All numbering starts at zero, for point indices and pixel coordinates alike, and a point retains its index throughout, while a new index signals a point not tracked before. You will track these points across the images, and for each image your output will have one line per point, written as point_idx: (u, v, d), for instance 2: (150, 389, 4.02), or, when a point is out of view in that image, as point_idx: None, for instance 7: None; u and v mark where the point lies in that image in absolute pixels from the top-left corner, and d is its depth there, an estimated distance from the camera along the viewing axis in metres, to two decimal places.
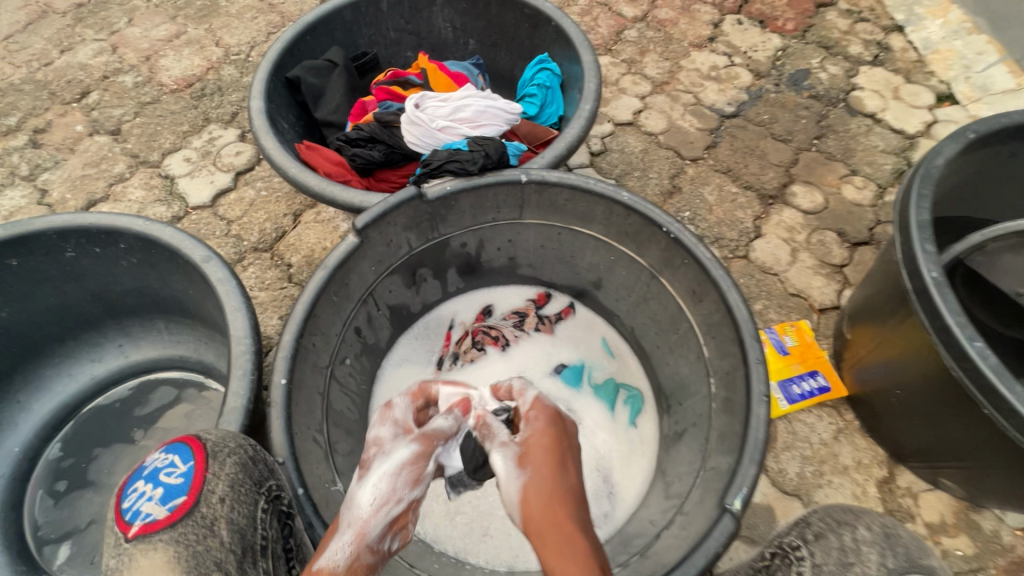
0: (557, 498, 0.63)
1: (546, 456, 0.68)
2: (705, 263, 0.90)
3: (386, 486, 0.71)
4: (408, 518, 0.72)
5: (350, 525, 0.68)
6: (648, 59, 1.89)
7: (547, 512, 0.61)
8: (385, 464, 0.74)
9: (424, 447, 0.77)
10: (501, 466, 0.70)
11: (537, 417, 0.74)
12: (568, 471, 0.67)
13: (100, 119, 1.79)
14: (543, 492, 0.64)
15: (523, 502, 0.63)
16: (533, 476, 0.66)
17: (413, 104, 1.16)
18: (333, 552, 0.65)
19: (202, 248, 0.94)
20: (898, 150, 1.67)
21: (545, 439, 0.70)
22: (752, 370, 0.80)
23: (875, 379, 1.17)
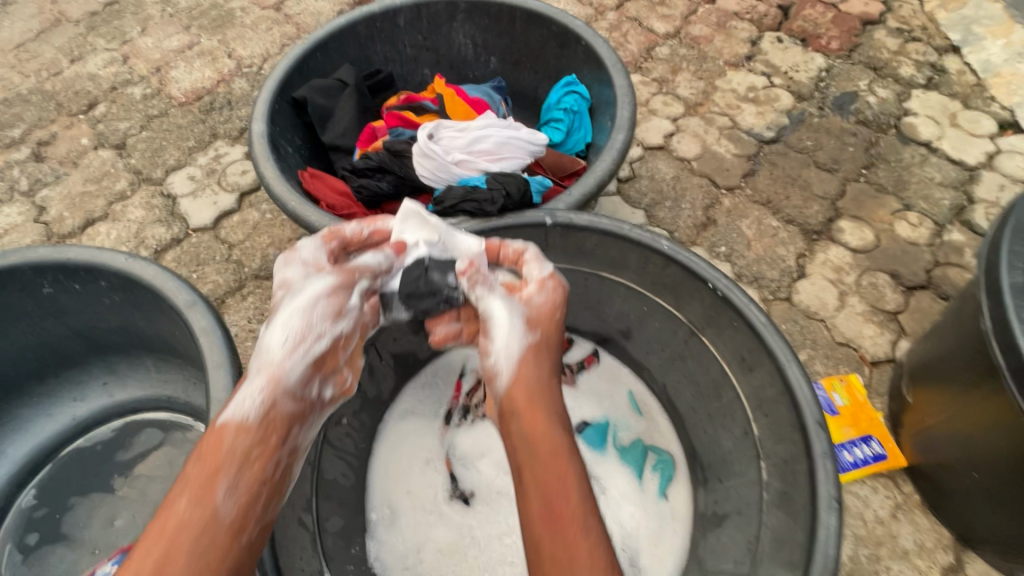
0: (543, 376, 0.75)
1: (548, 332, 0.77)
2: (758, 328, 0.77)
3: (300, 324, 0.71)
4: (334, 360, 0.74)
5: (261, 372, 0.68)
6: (680, 78, 1.77)
7: (534, 386, 0.73)
8: (297, 301, 0.73)
9: (340, 285, 0.76)
10: (506, 319, 0.76)
11: (554, 292, 0.79)
12: (551, 352, 0.77)
13: (105, 132, 1.72)
14: (534, 368, 0.74)
15: (521, 366, 0.74)
16: (530, 352, 0.75)
17: (427, 133, 1.04)
18: (246, 399, 0.67)
19: (187, 291, 0.85)
20: (957, 184, 1.52)
21: (547, 318, 0.77)
22: (818, 466, 0.67)
23: (941, 453, 1.02)
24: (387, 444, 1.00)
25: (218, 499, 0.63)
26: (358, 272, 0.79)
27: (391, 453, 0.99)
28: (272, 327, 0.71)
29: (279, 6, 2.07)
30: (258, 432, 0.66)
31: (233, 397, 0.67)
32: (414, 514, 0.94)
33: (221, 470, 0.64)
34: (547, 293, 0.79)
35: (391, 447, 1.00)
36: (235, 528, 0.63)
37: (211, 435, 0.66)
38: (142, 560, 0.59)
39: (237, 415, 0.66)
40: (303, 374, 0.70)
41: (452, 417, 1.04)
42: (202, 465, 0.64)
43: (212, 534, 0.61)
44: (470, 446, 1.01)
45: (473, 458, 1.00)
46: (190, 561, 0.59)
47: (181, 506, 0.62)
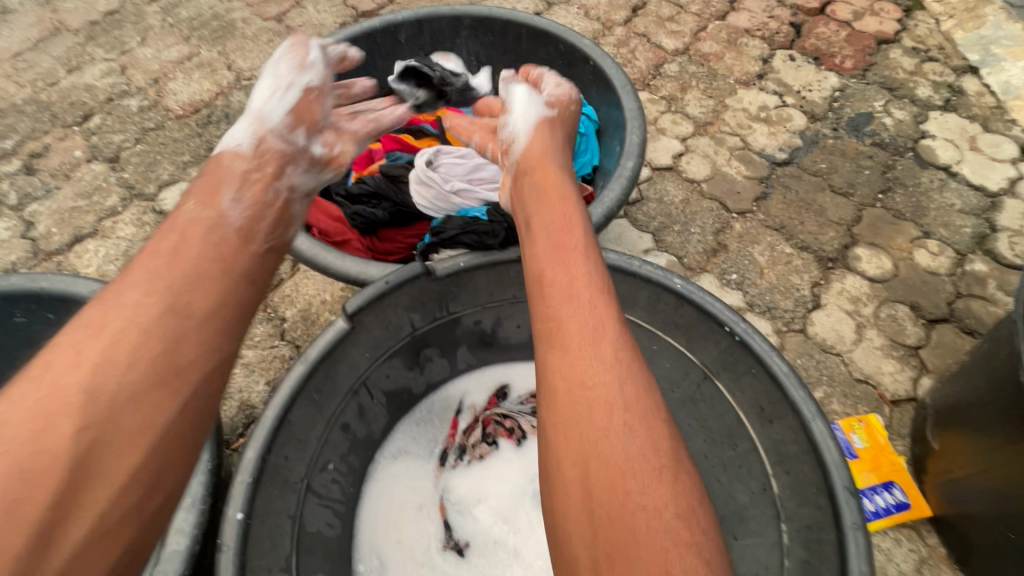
0: (557, 143, 0.88)
1: (561, 120, 0.92)
2: (780, 379, 0.71)
3: (275, 90, 0.93)
4: (311, 117, 0.94)
5: (250, 116, 0.88)
6: (690, 96, 1.72)
7: (547, 145, 0.85)
8: (270, 79, 0.94)
9: (297, 63, 0.97)
10: (523, 99, 0.94)
11: (568, 88, 0.97)
12: (561, 129, 0.91)
13: (100, 145, 1.68)
14: (549, 136, 0.87)
15: (533, 134, 0.87)
16: (546, 124, 0.89)
17: (426, 160, 1.02)
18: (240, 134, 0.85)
19: None
20: (978, 211, 1.46)
21: (560, 105, 0.93)
22: (849, 540, 0.61)
23: (973, 505, 0.95)
24: (378, 487, 0.93)
25: (222, 203, 0.75)
26: (312, 60, 0.99)
27: (381, 498, 0.93)
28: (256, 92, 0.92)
29: (281, 18, 2.04)
30: (252, 158, 0.83)
31: (228, 135, 0.86)
32: (404, 566, 0.88)
33: (224, 181, 0.78)
34: (559, 90, 0.95)
35: (382, 491, 0.93)
36: (238, 233, 0.74)
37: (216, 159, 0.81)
38: (157, 251, 0.67)
39: (231, 149, 0.83)
40: (283, 117, 0.90)
41: (447, 458, 0.98)
42: (208, 182, 0.77)
43: (219, 237, 0.71)
44: (467, 490, 0.95)
45: (469, 503, 0.94)
46: (196, 264, 0.67)
47: (192, 211, 0.72)
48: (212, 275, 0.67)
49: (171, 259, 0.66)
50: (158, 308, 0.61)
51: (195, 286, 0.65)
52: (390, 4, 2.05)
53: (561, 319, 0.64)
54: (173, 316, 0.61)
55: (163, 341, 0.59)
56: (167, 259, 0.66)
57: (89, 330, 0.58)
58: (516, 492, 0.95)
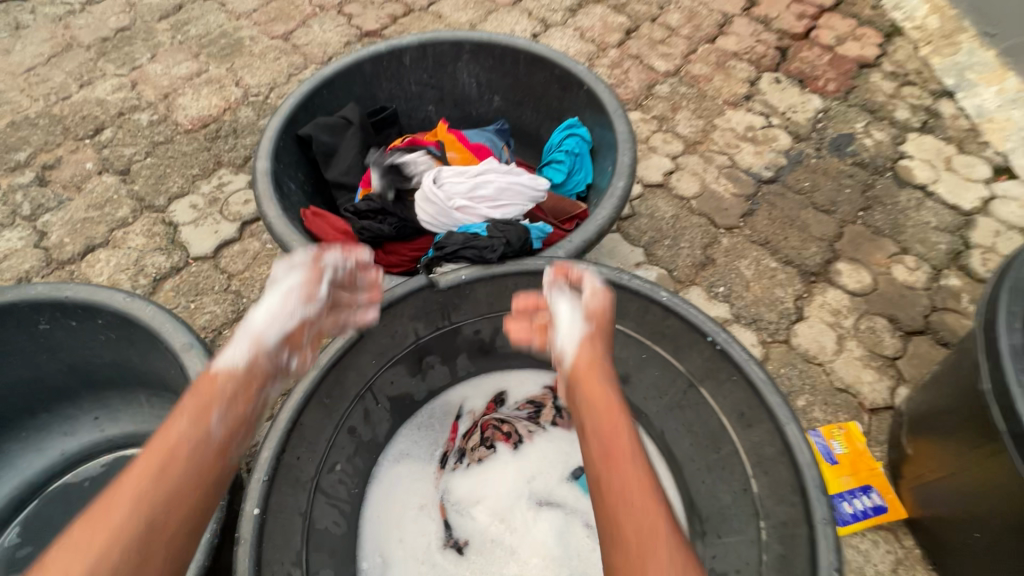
0: (604, 355, 0.77)
1: (602, 331, 0.79)
2: (757, 385, 0.77)
3: (279, 305, 0.80)
4: (300, 337, 0.82)
5: (245, 336, 0.77)
6: (680, 116, 1.80)
7: (592, 363, 0.75)
8: (277, 292, 0.82)
9: (313, 274, 0.84)
10: (566, 314, 0.80)
11: (604, 297, 0.81)
12: (606, 338, 0.80)
13: (110, 157, 1.74)
14: (594, 348, 0.77)
15: (580, 348, 0.77)
16: (589, 337, 0.78)
17: (430, 179, 1.06)
18: (230, 357, 0.75)
19: (184, 334, 0.85)
20: (953, 228, 1.54)
21: (604, 316, 0.80)
22: (819, 534, 0.66)
23: (943, 507, 1.00)
24: (382, 488, 0.98)
25: (209, 425, 0.69)
26: (326, 270, 0.85)
27: (384, 498, 0.98)
28: (258, 307, 0.80)
29: (288, 36, 2.11)
30: (243, 377, 0.74)
31: (221, 351, 0.76)
32: (407, 562, 0.93)
33: (211, 404, 0.70)
34: (599, 293, 0.81)
35: (385, 492, 0.98)
36: (221, 452, 0.69)
37: (206, 378, 0.73)
38: (137, 475, 0.63)
39: (225, 366, 0.74)
40: (277, 346, 0.79)
41: (447, 461, 1.03)
42: (195, 403, 0.70)
43: (204, 457, 0.67)
44: (466, 491, 1.00)
45: (468, 504, 0.99)
46: (180, 479, 0.64)
47: (180, 428, 0.67)
48: (189, 492, 0.64)
49: (157, 472, 0.63)
50: (140, 522, 0.60)
51: (175, 505, 0.63)
52: (393, 24, 2.12)
53: (621, 525, 0.60)
54: (146, 537, 0.59)
55: (139, 557, 0.58)
56: (149, 479, 0.62)
57: (73, 551, 0.57)
58: (512, 493, 1.00)
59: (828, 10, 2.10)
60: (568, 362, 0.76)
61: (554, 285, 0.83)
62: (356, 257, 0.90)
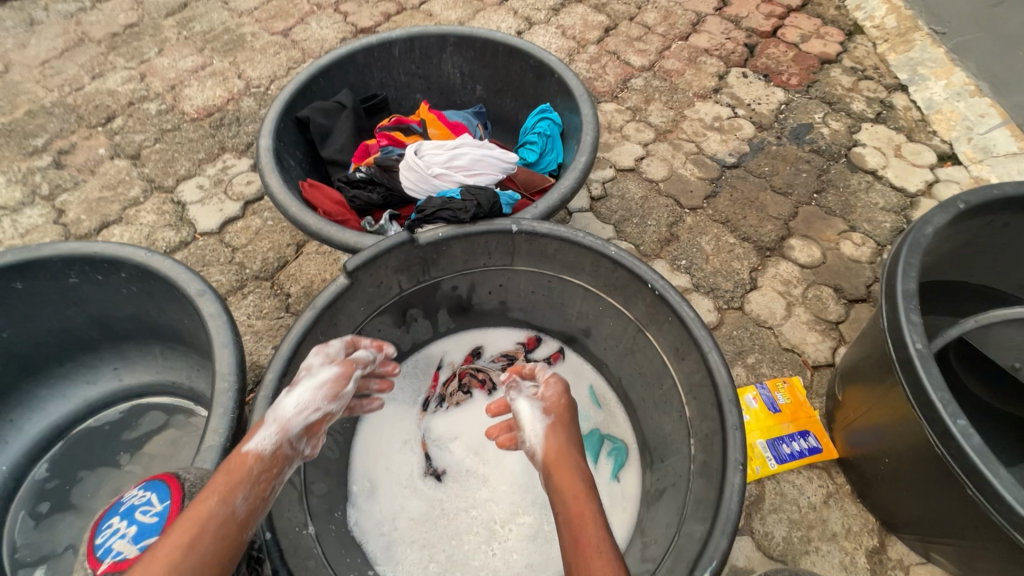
0: (570, 442, 0.85)
1: (564, 415, 0.88)
2: (688, 322, 0.89)
3: (310, 396, 0.80)
4: (319, 427, 0.82)
5: (274, 420, 0.76)
6: (653, 107, 1.94)
7: (560, 452, 0.83)
8: (310, 379, 0.83)
9: (345, 369, 0.86)
10: (527, 411, 0.88)
11: (558, 384, 0.92)
12: (573, 425, 0.88)
13: (122, 143, 1.87)
14: (559, 437, 0.84)
15: (546, 439, 0.84)
16: (552, 429, 0.85)
17: (413, 151, 1.19)
18: (259, 439, 0.74)
19: (198, 282, 0.98)
20: (898, 209, 1.68)
21: (563, 406, 0.88)
22: (729, 437, 0.79)
23: (866, 445, 1.13)
24: (370, 425, 1.12)
25: (236, 502, 0.68)
26: (354, 370, 0.88)
27: (372, 434, 1.11)
28: (290, 392, 0.80)
29: (287, 33, 2.24)
30: (269, 463, 0.73)
31: (247, 437, 0.74)
32: (391, 487, 1.05)
33: (239, 484, 0.69)
34: (555, 385, 0.91)
35: (373, 428, 1.11)
36: (244, 530, 0.68)
37: (234, 456, 0.72)
38: (169, 550, 0.62)
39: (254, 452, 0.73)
40: (301, 435, 0.78)
41: (429, 404, 1.16)
42: (223, 481, 0.69)
43: (230, 534, 0.66)
44: (444, 429, 1.14)
45: (446, 440, 1.12)
46: (207, 552, 0.63)
47: (208, 505, 0.66)
48: (216, 566, 0.64)
49: (190, 545, 0.62)
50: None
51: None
52: (386, 22, 2.26)
53: None
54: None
55: None
56: (179, 554, 0.62)
57: None
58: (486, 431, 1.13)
59: (794, 11, 2.25)
60: (538, 455, 0.84)
61: (511, 384, 0.94)
62: (372, 353, 0.94)
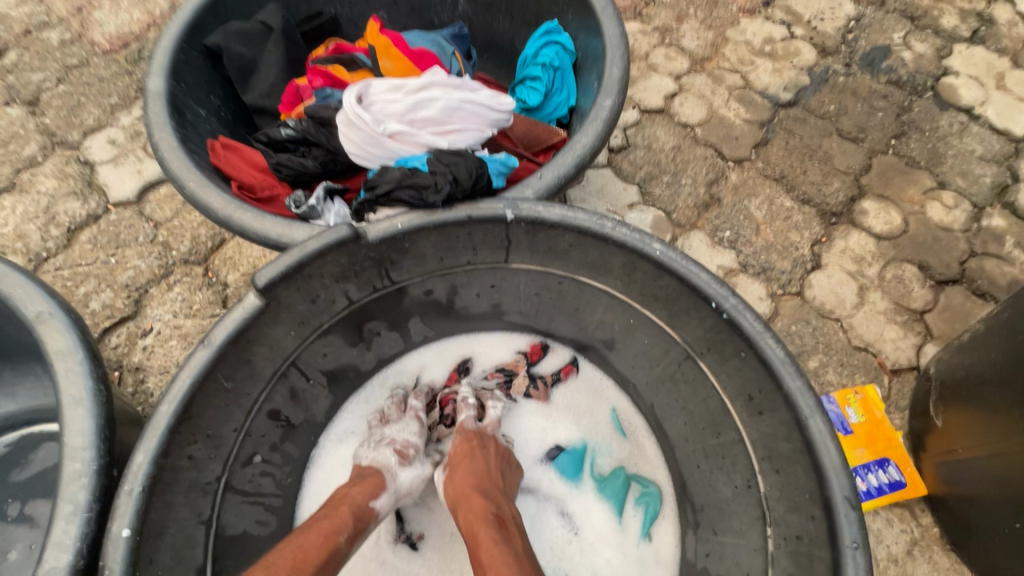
0: (465, 477, 0.74)
1: (461, 452, 0.79)
2: (775, 366, 0.59)
3: (417, 484, 0.79)
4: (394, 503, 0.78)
5: (393, 490, 0.75)
6: (686, 27, 1.52)
7: (458, 493, 0.73)
8: (422, 466, 0.80)
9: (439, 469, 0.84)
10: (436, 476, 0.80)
11: (463, 433, 0.83)
12: (475, 457, 0.77)
13: (16, 85, 1.48)
14: (454, 478, 0.75)
15: (445, 488, 0.75)
16: (451, 473, 0.76)
17: (356, 95, 0.83)
18: (383, 502, 0.72)
19: (42, 300, 0.67)
20: (1000, 158, 1.32)
21: (459, 446, 0.80)
22: (847, 559, 0.52)
23: (972, 489, 0.87)
24: (318, 477, 0.83)
25: (349, 543, 0.65)
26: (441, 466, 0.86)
27: (321, 488, 0.82)
28: (407, 467, 0.78)
29: None
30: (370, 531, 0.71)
31: (372, 500, 0.71)
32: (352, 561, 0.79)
33: (359, 530, 0.67)
34: (456, 436, 0.82)
35: (325, 481, 0.83)
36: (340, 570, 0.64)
37: (362, 505, 0.69)
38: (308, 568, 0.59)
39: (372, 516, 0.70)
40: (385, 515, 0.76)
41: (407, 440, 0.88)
42: (353, 522, 0.67)
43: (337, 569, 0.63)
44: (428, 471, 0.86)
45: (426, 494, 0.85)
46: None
47: (339, 543, 0.64)
48: None
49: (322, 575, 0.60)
50: None
51: None
52: None
53: None
54: None
55: None
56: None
57: None
58: None
59: None
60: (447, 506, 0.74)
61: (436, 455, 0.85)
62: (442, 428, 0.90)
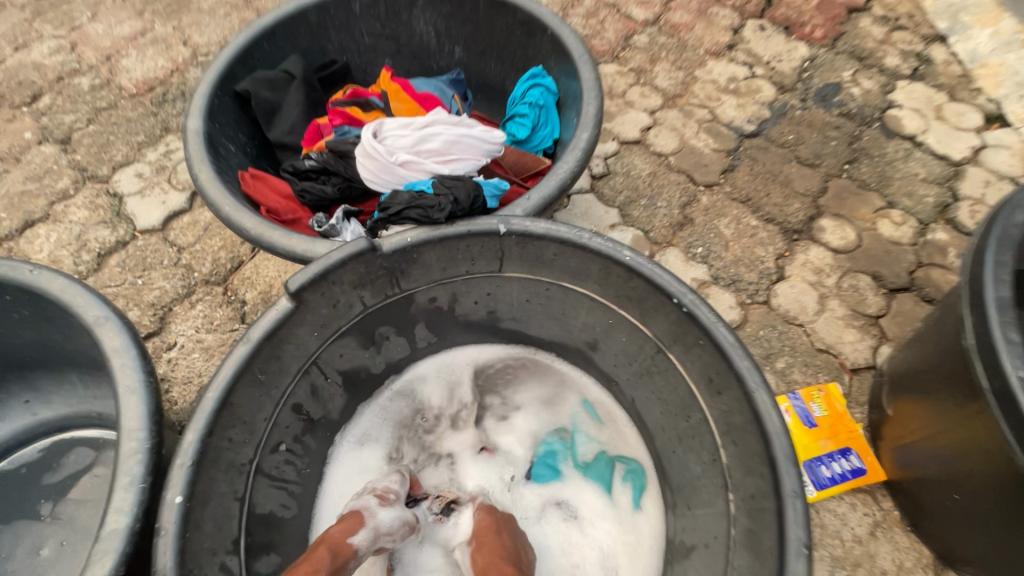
0: (494, 551, 0.78)
1: (486, 524, 0.83)
2: (725, 349, 0.70)
3: (399, 526, 0.82)
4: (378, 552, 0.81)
5: (372, 526, 0.78)
6: (659, 68, 1.69)
7: (487, 562, 0.77)
8: (400, 508, 0.84)
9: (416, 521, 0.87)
10: (462, 557, 0.83)
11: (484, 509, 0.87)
12: (502, 533, 0.82)
13: (50, 126, 1.62)
14: (483, 553, 0.79)
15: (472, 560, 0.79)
16: (476, 546, 0.80)
17: (371, 132, 0.97)
18: (361, 536, 0.76)
19: (99, 306, 0.78)
20: (942, 180, 1.47)
21: (486, 520, 0.84)
22: (787, 506, 0.61)
23: (922, 469, 0.96)
24: (336, 473, 0.94)
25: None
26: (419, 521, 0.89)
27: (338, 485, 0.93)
28: (387, 507, 0.82)
29: None
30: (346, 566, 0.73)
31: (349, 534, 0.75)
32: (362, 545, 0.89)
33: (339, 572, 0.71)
34: (479, 510, 0.87)
35: (343, 476, 0.93)
36: None
37: (338, 539, 0.74)
38: None
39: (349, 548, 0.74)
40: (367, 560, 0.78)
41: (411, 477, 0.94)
42: (330, 560, 0.71)
43: None
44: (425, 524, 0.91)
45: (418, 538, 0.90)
46: None
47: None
48: None
49: None
50: None
51: None
52: None
53: None
54: None
55: None
56: None
57: None
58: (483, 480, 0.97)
59: None
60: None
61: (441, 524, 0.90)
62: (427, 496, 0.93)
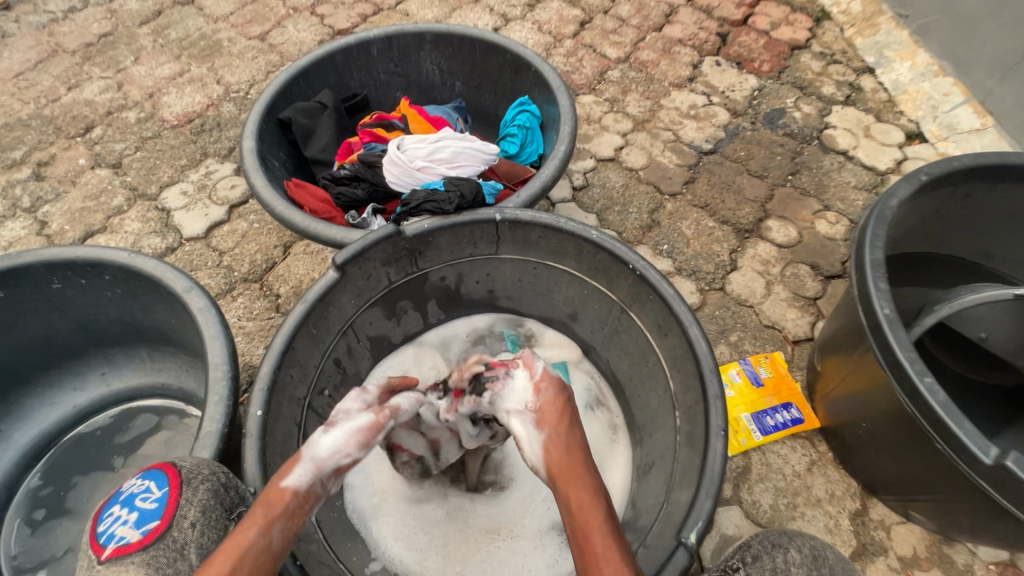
0: (571, 449, 0.76)
1: (558, 418, 0.79)
2: (669, 300, 0.93)
3: (347, 440, 0.79)
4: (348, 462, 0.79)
5: (310, 459, 0.75)
6: (630, 98, 1.98)
7: (566, 456, 0.75)
8: (345, 422, 0.81)
9: (378, 417, 0.83)
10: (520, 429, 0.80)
11: (548, 392, 0.82)
12: (572, 426, 0.79)
13: (102, 153, 1.87)
14: (558, 444, 0.77)
15: (545, 451, 0.77)
16: (552, 437, 0.77)
17: (395, 146, 1.23)
18: (296, 476, 0.74)
19: (183, 279, 0.99)
20: (869, 187, 1.73)
21: (557, 412, 0.80)
22: (712, 406, 0.83)
23: (842, 413, 1.17)
24: None
25: (273, 534, 0.68)
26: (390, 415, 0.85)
27: None
28: (327, 432, 0.78)
29: (264, 36, 2.24)
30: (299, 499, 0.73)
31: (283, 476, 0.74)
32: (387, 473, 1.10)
33: (277, 516, 0.70)
34: (545, 391, 0.82)
35: None
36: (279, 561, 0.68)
37: (273, 490, 0.72)
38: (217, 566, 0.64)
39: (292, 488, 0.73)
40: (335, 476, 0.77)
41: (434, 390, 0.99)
42: (263, 512, 0.69)
43: (267, 563, 0.66)
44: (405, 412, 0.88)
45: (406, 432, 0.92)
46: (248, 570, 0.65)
47: (251, 535, 0.67)
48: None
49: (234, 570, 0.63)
50: None
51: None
52: (363, 23, 2.27)
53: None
54: None
55: None
56: None
57: None
58: None
59: None
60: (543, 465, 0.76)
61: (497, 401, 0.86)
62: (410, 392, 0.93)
